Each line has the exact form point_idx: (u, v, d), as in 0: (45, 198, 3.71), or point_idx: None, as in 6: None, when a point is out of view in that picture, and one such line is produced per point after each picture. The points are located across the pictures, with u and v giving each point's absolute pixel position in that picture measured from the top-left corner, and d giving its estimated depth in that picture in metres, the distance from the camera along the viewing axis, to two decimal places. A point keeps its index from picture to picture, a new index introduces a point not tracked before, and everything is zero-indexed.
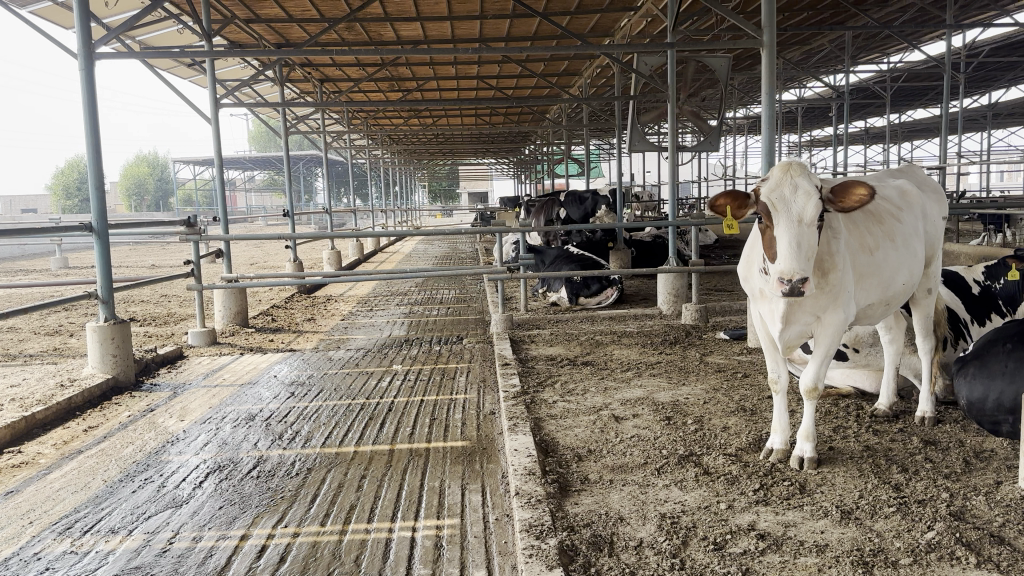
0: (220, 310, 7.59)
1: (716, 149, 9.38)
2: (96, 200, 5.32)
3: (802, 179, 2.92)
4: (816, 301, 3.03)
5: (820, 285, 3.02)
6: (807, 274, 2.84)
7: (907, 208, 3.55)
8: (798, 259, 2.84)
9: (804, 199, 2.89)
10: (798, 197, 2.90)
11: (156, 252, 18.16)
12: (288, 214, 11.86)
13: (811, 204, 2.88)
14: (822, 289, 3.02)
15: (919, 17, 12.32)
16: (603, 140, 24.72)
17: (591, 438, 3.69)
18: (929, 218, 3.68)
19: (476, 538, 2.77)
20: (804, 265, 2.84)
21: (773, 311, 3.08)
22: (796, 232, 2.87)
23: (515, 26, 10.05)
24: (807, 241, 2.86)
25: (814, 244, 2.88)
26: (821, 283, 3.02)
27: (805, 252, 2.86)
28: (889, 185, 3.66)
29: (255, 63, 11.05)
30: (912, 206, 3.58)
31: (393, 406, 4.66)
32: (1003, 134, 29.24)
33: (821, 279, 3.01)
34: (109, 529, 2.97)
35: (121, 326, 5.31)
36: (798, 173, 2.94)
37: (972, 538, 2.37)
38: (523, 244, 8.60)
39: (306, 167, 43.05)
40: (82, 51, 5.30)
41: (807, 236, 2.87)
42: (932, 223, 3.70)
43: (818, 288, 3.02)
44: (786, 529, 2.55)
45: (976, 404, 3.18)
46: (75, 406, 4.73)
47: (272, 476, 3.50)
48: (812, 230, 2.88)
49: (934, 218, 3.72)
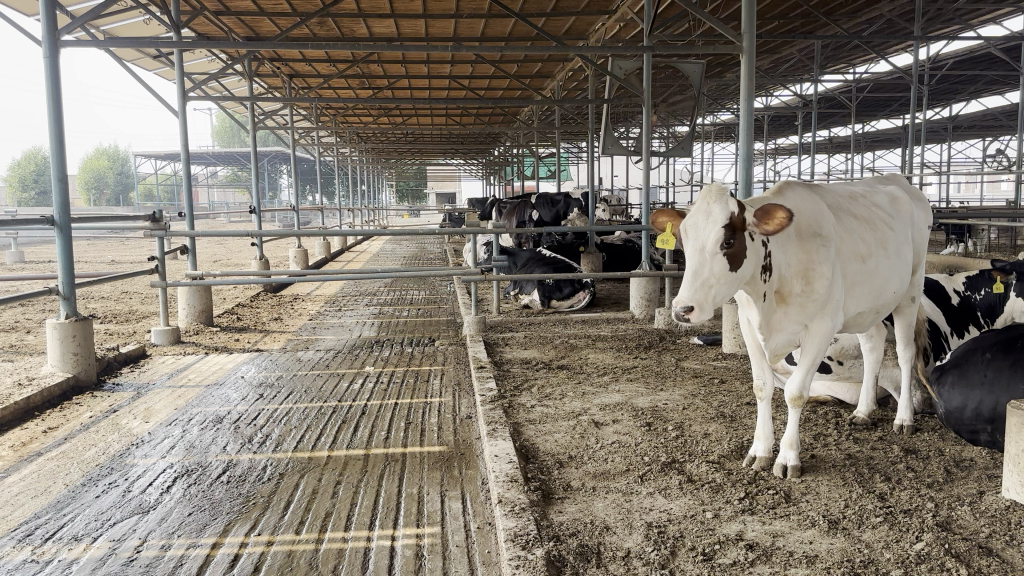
0: (183, 308, 7.38)
1: (688, 155, 9.34)
2: (59, 192, 5.10)
3: (717, 206, 2.89)
4: (797, 311, 3.06)
5: (802, 293, 3.05)
6: (700, 301, 2.85)
7: (897, 216, 3.59)
8: (693, 285, 2.86)
9: (712, 226, 2.88)
10: (705, 224, 2.89)
11: (115, 248, 17.67)
12: (254, 211, 11.46)
13: (718, 231, 2.87)
14: (798, 301, 3.06)
15: (887, 28, 12.56)
16: (573, 143, 24.86)
17: (571, 444, 3.63)
18: (918, 226, 3.70)
19: (458, 548, 2.69)
20: (703, 291, 2.86)
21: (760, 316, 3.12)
22: (694, 261, 2.89)
23: (491, 27, 10.00)
24: (706, 270, 2.87)
25: (719, 273, 2.87)
26: (798, 295, 3.05)
27: (705, 280, 2.87)
28: (879, 191, 3.68)
29: (223, 56, 10.81)
30: (901, 214, 3.61)
31: (367, 409, 4.54)
32: (962, 145, 30.21)
33: (800, 289, 3.05)
34: (72, 536, 2.82)
35: (83, 322, 5.09)
36: (717, 198, 2.91)
37: (962, 549, 2.37)
38: (494, 246, 8.49)
39: (272, 164, 42.47)
40: (46, 38, 5.08)
41: (710, 264, 2.87)
42: (920, 230, 3.73)
43: (799, 297, 3.05)
44: (774, 539, 2.52)
45: (955, 412, 3.24)
46: (34, 406, 4.52)
47: (243, 481, 3.36)
48: (716, 258, 2.87)
49: (923, 227, 3.76)
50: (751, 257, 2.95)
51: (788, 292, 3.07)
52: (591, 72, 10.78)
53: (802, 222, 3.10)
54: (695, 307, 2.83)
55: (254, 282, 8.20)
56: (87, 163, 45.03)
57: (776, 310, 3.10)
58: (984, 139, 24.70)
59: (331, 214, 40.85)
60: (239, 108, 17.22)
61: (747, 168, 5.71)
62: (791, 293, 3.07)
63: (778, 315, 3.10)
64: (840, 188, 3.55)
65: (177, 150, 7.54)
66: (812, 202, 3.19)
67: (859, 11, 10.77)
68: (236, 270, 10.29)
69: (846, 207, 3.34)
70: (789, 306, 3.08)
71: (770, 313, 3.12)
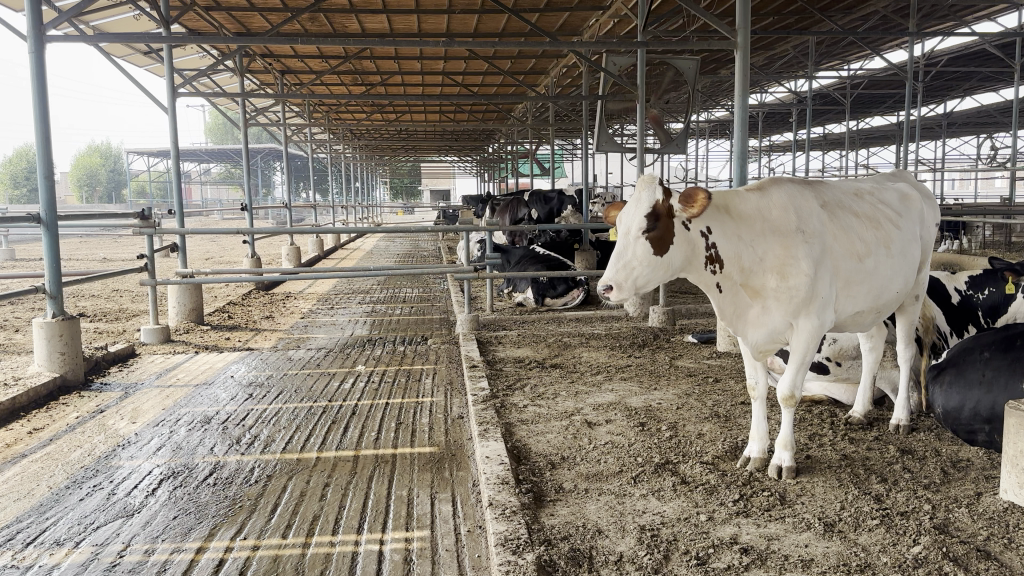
0: (174, 307, 7.31)
1: (681, 152, 9.16)
2: (45, 190, 5.00)
3: (645, 192, 3.00)
4: (776, 306, 3.02)
5: (778, 288, 3.00)
6: (620, 281, 2.98)
7: (906, 213, 3.54)
8: (615, 266, 3.00)
9: (635, 211, 3.00)
10: (631, 209, 3.02)
11: (106, 245, 17.49)
12: (246, 209, 11.36)
13: (640, 216, 2.98)
14: (773, 295, 3.02)
15: (883, 25, 12.52)
16: (567, 140, 24.83)
17: (564, 445, 3.59)
18: (927, 224, 3.67)
19: (448, 552, 2.64)
20: (623, 272, 2.98)
21: (732, 309, 3.14)
22: (620, 243, 3.02)
23: (485, 22, 9.94)
24: (630, 251, 2.99)
25: (641, 255, 2.98)
26: (773, 289, 3.01)
27: (628, 261, 3.00)
28: (890, 188, 3.64)
29: (213, 53, 10.73)
30: (910, 211, 3.58)
31: (357, 409, 4.49)
32: (955, 143, 30.27)
33: (775, 283, 3.01)
34: (54, 540, 2.76)
35: (70, 321, 5.01)
36: (648, 184, 3.02)
37: (959, 553, 2.33)
38: (489, 242, 8.11)
39: (263, 162, 42.30)
40: (32, 34, 4.99)
41: (633, 247, 2.99)
42: (931, 228, 3.70)
43: (775, 292, 3.01)
44: (769, 542, 2.48)
45: (952, 412, 3.22)
46: (19, 407, 4.44)
47: (229, 483, 3.30)
48: (639, 240, 2.98)
49: (932, 225, 3.72)
50: (680, 244, 3.06)
51: (763, 287, 3.04)
52: (585, 68, 10.73)
53: (780, 218, 3.07)
54: (613, 286, 2.98)
55: (245, 280, 8.11)
56: (80, 159, 44.72)
57: (754, 306, 3.09)
58: (978, 137, 24.81)
59: (326, 212, 40.78)
60: (231, 105, 17.10)
61: (743, 166, 5.64)
62: (764, 287, 3.04)
63: (755, 309, 3.10)
64: (845, 185, 3.49)
65: (168, 147, 7.47)
66: (798, 198, 3.14)
67: (854, 7, 10.75)
68: (228, 268, 10.21)
69: (848, 205, 3.28)
70: (765, 299, 3.06)
71: (744, 306, 3.12)
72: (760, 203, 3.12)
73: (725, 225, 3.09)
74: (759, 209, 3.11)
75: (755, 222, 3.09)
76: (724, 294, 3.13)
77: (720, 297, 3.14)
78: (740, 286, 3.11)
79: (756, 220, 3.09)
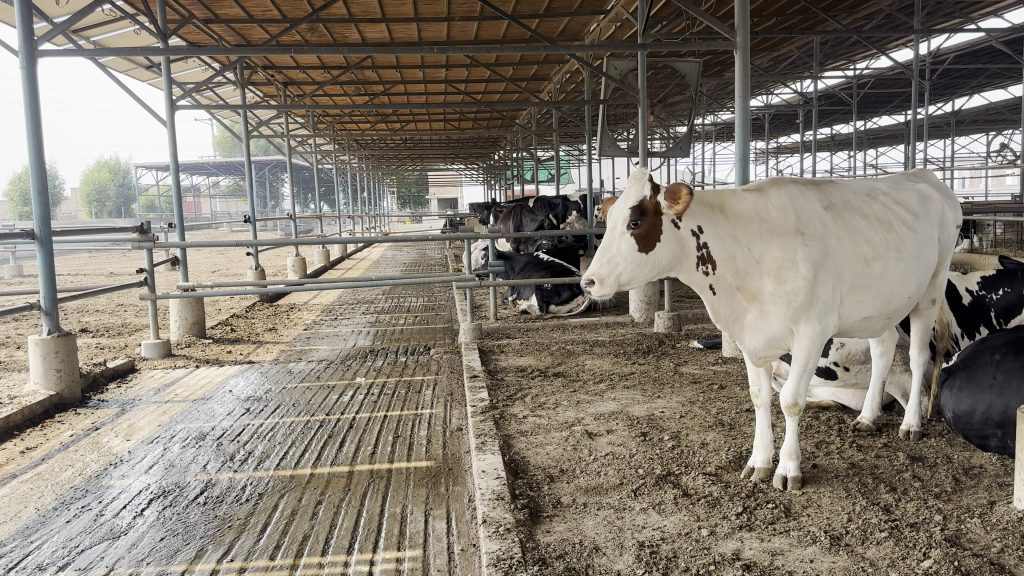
0: (175, 320, 7.26)
1: (685, 153, 9.06)
2: (38, 206, 4.96)
3: (634, 187, 2.97)
4: (773, 310, 2.91)
5: (774, 291, 2.91)
6: (603, 275, 2.96)
7: (922, 215, 3.42)
8: (600, 260, 2.98)
9: (622, 205, 2.98)
10: (619, 204, 3.00)
11: (113, 261, 17.51)
12: (249, 220, 11.17)
13: (626, 211, 2.96)
14: (770, 299, 2.92)
15: (889, 22, 12.37)
16: (573, 146, 24.77)
17: (563, 457, 3.49)
18: (946, 226, 3.55)
19: (440, 572, 2.55)
20: (607, 266, 2.96)
21: (729, 313, 3.05)
22: (606, 237, 3.01)
23: (484, 28, 9.91)
24: (614, 245, 2.98)
25: (625, 250, 2.96)
26: (770, 293, 2.91)
27: (613, 256, 2.98)
28: (907, 188, 3.54)
29: (216, 66, 10.75)
30: (928, 213, 3.46)
31: (354, 423, 4.40)
32: (966, 142, 29.96)
33: (772, 287, 2.91)
34: (37, 565, 2.69)
35: (65, 338, 4.98)
36: (637, 181, 2.99)
37: (971, 566, 2.22)
38: (492, 250, 7.91)
39: (272, 174, 42.48)
40: (24, 48, 4.97)
41: (619, 242, 2.97)
42: (950, 230, 3.59)
43: (772, 295, 2.91)
44: (773, 557, 2.38)
45: (963, 417, 3.09)
46: (13, 425, 4.39)
47: (220, 502, 3.23)
48: (625, 234, 2.96)
49: (952, 227, 3.60)
50: (668, 242, 3.01)
51: (758, 290, 2.96)
52: (587, 74, 10.67)
53: (779, 219, 2.97)
54: (596, 280, 2.95)
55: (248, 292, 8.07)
56: (90, 175, 45.19)
57: (751, 309, 3.00)
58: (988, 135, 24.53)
59: (333, 224, 40.86)
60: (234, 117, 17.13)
61: (745, 166, 5.52)
62: (761, 291, 2.94)
63: (753, 313, 3.00)
64: (858, 185, 3.37)
65: (167, 160, 7.45)
66: (800, 199, 3.04)
67: (858, 7, 10.64)
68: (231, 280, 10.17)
69: (857, 207, 3.16)
70: (762, 303, 2.95)
71: (740, 310, 3.03)
72: (758, 203, 3.03)
73: (719, 226, 3.02)
74: (757, 209, 3.02)
75: (752, 223, 2.99)
76: (719, 296, 3.05)
77: (714, 298, 3.06)
78: (735, 289, 3.02)
79: (753, 221, 2.99)
